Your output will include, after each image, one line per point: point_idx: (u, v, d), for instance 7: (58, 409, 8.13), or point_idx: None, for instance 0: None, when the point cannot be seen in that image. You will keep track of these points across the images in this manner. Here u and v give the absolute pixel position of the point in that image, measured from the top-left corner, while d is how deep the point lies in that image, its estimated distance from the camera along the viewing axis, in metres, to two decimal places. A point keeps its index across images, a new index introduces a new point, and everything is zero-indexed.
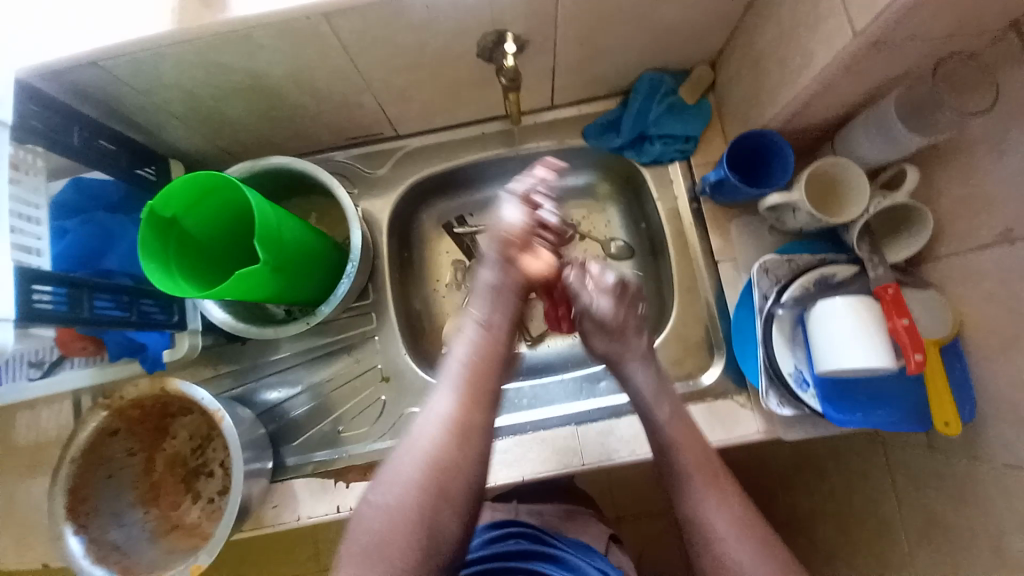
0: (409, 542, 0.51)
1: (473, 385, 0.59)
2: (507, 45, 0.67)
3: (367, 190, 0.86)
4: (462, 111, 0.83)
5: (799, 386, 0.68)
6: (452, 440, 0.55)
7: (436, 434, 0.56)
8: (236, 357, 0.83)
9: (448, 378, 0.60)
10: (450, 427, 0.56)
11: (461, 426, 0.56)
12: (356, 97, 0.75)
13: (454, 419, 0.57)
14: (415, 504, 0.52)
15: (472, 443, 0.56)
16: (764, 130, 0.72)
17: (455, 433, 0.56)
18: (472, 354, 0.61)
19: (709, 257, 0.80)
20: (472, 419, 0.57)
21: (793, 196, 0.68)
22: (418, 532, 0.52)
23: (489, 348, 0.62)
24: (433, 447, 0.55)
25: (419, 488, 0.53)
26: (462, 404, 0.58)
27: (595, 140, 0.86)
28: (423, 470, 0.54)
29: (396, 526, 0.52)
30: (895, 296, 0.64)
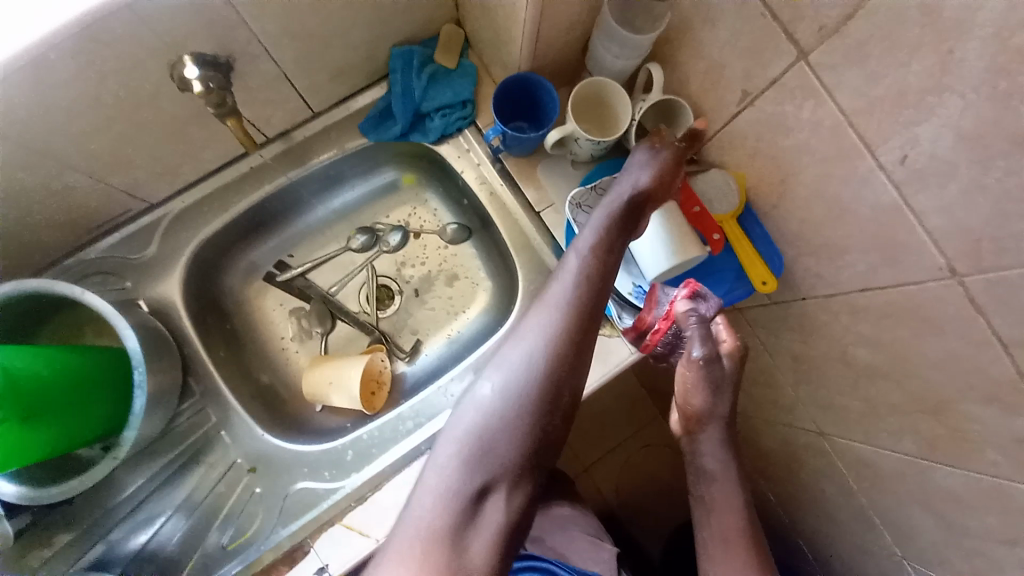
0: (484, 481, 0.48)
1: (573, 339, 0.54)
2: (185, 72, 0.59)
3: (144, 277, 0.74)
4: (215, 151, 0.74)
5: (642, 300, 0.70)
6: (500, 437, 0.49)
7: (478, 436, 0.49)
8: (73, 519, 0.69)
9: (512, 348, 0.54)
10: (546, 362, 0.52)
11: (561, 362, 0.52)
12: (66, 180, 0.63)
13: (552, 351, 0.53)
14: (487, 462, 0.49)
15: (531, 423, 0.50)
16: (519, 74, 0.71)
17: (537, 400, 0.51)
18: (569, 333, 0.54)
19: (530, 210, 0.79)
20: (528, 408, 0.50)
21: (567, 128, 0.68)
22: (498, 474, 0.49)
23: (587, 331, 0.55)
24: (524, 382, 0.51)
25: (503, 441, 0.49)
26: (551, 369, 0.52)
27: (375, 134, 0.80)
28: (502, 422, 0.50)
29: (466, 473, 0.48)
30: (685, 187, 0.68)
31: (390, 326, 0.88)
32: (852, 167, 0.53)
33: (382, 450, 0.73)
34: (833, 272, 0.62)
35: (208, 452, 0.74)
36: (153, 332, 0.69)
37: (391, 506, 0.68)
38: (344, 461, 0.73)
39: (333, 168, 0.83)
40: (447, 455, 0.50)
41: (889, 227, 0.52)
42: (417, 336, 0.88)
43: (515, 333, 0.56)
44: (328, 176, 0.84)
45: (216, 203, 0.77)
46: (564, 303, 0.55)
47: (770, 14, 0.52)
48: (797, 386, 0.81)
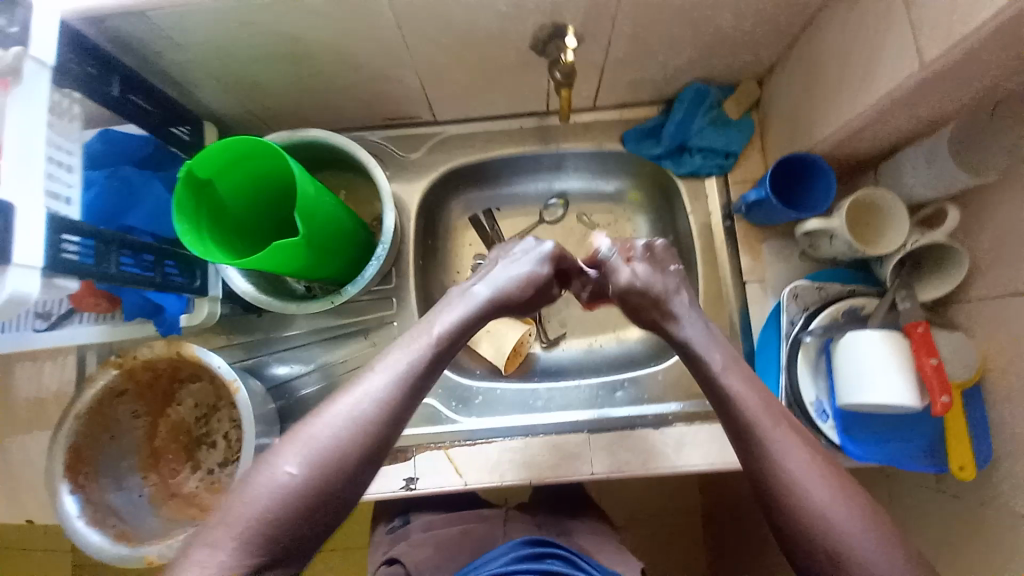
0: (334, 477, 0.46)
1: (407, 387, 0.50)
2: (567, 40, 0.64)
3: (398, 172, 0.85)
4: (502, 101, 0.82)
5: (819, 416, 0.68)
6: (381, 420, 0.48)
7: (377, 405, 0.49)
8: (250, 329, 0.81)
9: (409, 345, 0.53)
10: (400, 378, 0.50)
11: (395, 403, 0.49)
12: (397, 77, 0.73)
13: (410, 370, 0.51)
14: (352, 445, 0.47)
15: (405, 418, 0.50)
16: (810, 154, 0.71)
17: (419, 386, 0.51)
18: (410, 371, 0.51)
19: (737, 276, 0.80)
20: (389, 416, 0.49)
21: (832, 223, 0.68)
22: (341, 470, 0.46)
23: (425, 370, 0.52)
24: (382, 391, 0.49)
25: (359, 435, 0.47)
26: (396, 404, 0.49)
27: (633, 145, 0.85)
28: (371, 412, 0.48)
29: (326, 460, 0.45)
30: (925, 334, 0.63)
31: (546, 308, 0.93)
32: None
33: (506, 411, 0.81)
34: None
35: (371, 332, 0.83)
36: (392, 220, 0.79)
37: (494, 463, 0.74)
38: (473, 402, 0.80)
39: (573, 156, 0.89)
40: (300, 439, 0.46)
41: None
42: (563, 330, 0.91)
43: (372, 368, 0.51)
44: (567, 160, 0.90)
45: (475, 140, 0.87)
46: (485, 299, 0.58)
47: None
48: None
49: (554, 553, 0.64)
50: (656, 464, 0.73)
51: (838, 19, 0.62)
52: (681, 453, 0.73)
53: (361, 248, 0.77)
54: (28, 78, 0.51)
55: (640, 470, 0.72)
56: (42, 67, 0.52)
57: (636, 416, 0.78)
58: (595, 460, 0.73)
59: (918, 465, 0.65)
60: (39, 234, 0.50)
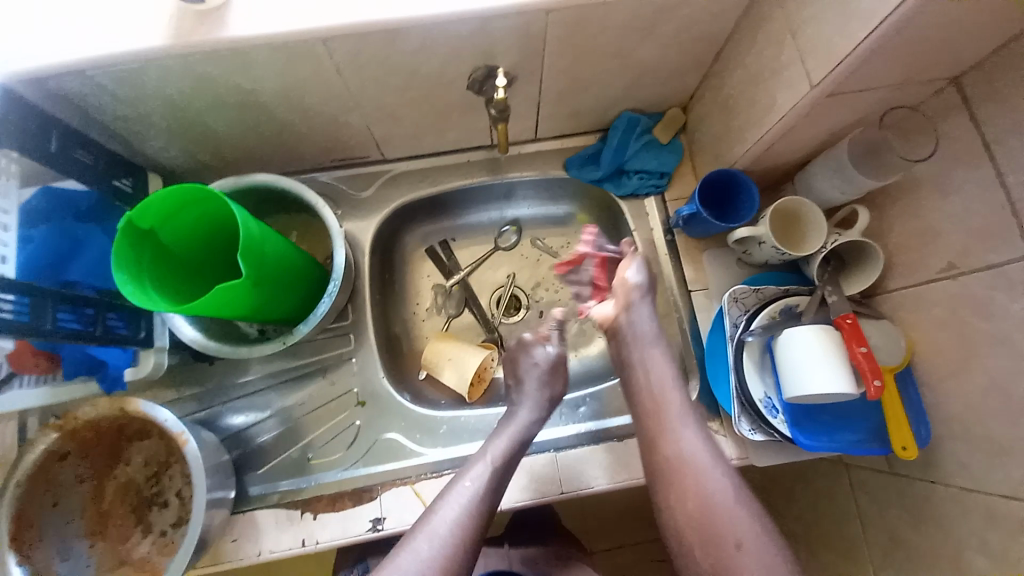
0: None
1: (477, 516, 0.55)
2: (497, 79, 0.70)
3: (351, 210, 0.87)
4: (450, 137, 0.86)
5: (769, 412, 0.71)
6: (453, 547, 0.52)
7: (450, 536, 0.52)
8: (201, 379, 0.79)
9: (470, 474, 0.58)
10: (472, 506, 0.55)
11: (472, 525, 0.54)
12: (345, 119, 0.76)
13: (479, 498, 0.56)
14: None
15: (474, 543, 0.53)
16: (730, 169, 0.77)
17: (485, 511, 0.56)
18: (474, 497, 0.56)
19: (683, 286, 0.84)
20: (464, 548, 0.52)
21: (759, 230, 0.73)
22: None
23: (493, 495, 0.57)
24: (453, 523, 0.53)
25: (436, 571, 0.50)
26: (467, 535, 0.53)
27: (576, 171, 0.90)
28: (444, 548, 0.51)
29: None
30: (854, 325, 0.68)
31: (506, 331, 0.94)
32: None
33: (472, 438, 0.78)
34: (984, 471, 0.61)
35: (330, 370, 0.82)
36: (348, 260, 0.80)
37: None
38: (437, 432, 0.78)
39: (521, 184, 0.93)
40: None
41: None
42: None
43: (438, 500, 0.56)
44: (516, 190, 0.95)
45: (426, 175, 0.90)
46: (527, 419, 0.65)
47: (1014, 210, 0.55)
48: (873, 567, 0.77)
49: None
50: (623, 476, 0.74)
51: (742, 49, 0.69)
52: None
53: (314, 286, 0.77)
54: None
55: (609, 483, 0.73)
56: None
57: (599, 430, 0.79)
58: (565, 479, 0.74)
59: (864, 449, 0.68)
60: None
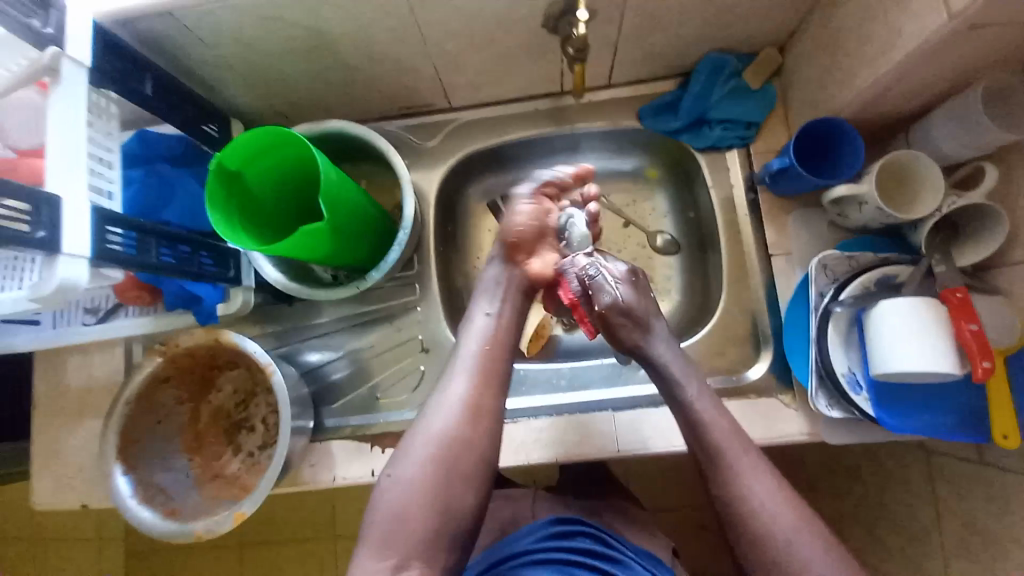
0: (428, 509, 0.53)
1: (470, 415, 0.58)
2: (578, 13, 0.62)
3: (416, 160, 0.86)
4: (516, 83, 0.82)
5: (852, 387, 0.66)
6: (460, 432, 0.57)
7: (441, 438, 0.57)
8: (281, 318, 0.84)
9: (455, 381, 0.61)
10: (461, 411, 0.59)
11: (471, 411, 0.59)
12: (413, 64, 0.74)
13: (465, 405, 0.59)
14: (432, 478, 0.55)
15: (483, 427, 0.58)
16: (833, 117, 0.68)
17: (476, 406, 0.59)
18: (460, 404, 0.59)
19: (762, 249, 0.78)
20: (461, 441, 0.57)
21: (860, 189, 0.66)
22: (435, 501, 0.54)
23: (480, 392, 0.60)
24: (444, 430, 0.57)
25: (436, 464, 0.55)
26: (461, 432, 0.57)
27: (650, 121, 0.84)
28: (440, 450, 0.56)
29: (416, 497, 0.54)
30: (964, 300, 0.61)
31: None
32: None
33: (530, 390, 0.82)
34: None
35: (396, 317, 0.84)
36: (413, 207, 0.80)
37: (520, 444, 0.75)
38: None
39: (590, 135, 0.89)
40: (392, 477, 0.56)
41: None
42: None
43: (427, 411, 0.60)
44: (584, 141, 0.90)
45: (491, 125, 0.88)
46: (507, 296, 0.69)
47: None
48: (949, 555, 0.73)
49: (584, 531, 0.70)
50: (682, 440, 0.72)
51: None
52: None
53: (382, 236, 0.78)
54: (67, 78, 0.54)
55: (669, 446, 0.72)
56: (78, 67, 0.56)
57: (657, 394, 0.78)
58: (621, 438, 0.73)
59: (957, 435, 0.62)
60: (85, 228, 0.53)
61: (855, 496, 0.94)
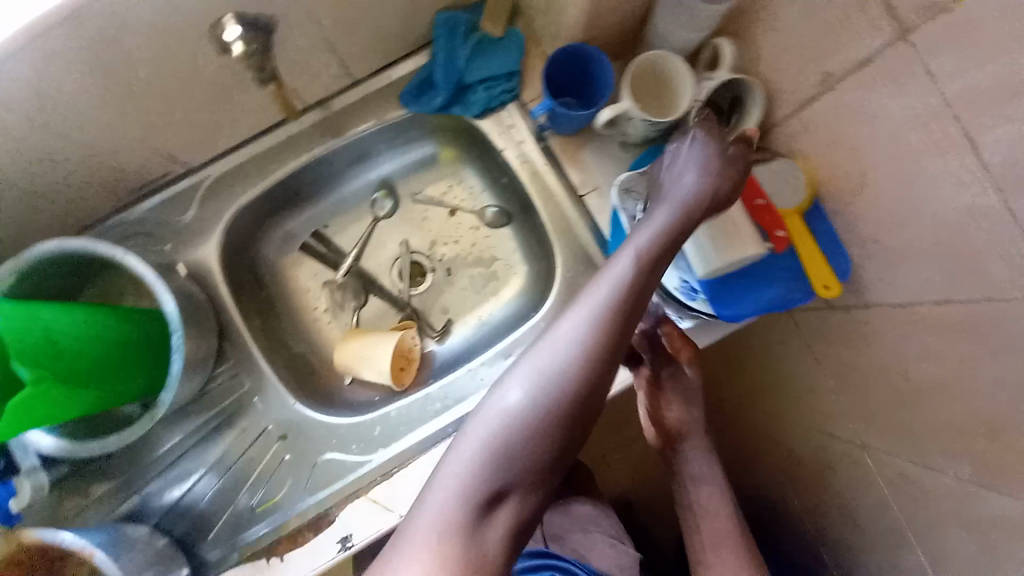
0: (534, 447, 0.44)
1: (615, 323, 0.48)
2: (227, 36, 0.56)
3: (180, 242, 0.73)
4: (254, 117, 0.72)
5: (688, 296, 0.65)
6: (556, 403, 0.45)
7: (579, 351, 0.47)
8: (111, 472, 0.72)
9: (599, 285, 0.50)
10: (597, 329, 0.48)
11: (613, 333, 0.48)
12: (107, 142, 0.63)
13: (604, 321, 0.48)
14: (550, 411, 0.45)
15: (616, 358, 0.48)
16: (572, 44, 0.65)
17: (620, 326, 0.49)
18: (609, 312, 0.48)
19: (574, 193, 0.75)
20: (588, 376, 0.46)
21: (622, 106, 0.63)
22: (541, 441, 0.45)
23: (630, 306, 0.49)
24: (581, 344, 0.47)
25: (558, 393, 0.45)
26: (595, 356, 0.47)
27: (415, 106, 0.76)
28: (568, 368, 0.46)
29: (527, 435, 0.44)
30: (746, 177, 0.61)
31: (420, 303, 0.87)
32: (948, 170, 0.47)
33: (410, 428, 0.73)
34: (907, 283, 0.57)
35: (240, 417, 0.75)
36: (189, 296, 0.69)
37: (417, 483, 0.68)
38: (372, 436, 0.73)
39: (366, 140, 0.81)
40: (522, 376, 0.46)
41: (984, 239, 0.47)
42: (448, 315, 0.87)
43: (564, 317, 0.49)
44: (364, 148, 0.82)
45: (253, 170, 0.77)
46: (643, 246, 0.53)
47: None
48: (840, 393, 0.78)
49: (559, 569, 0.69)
50: None
51: None
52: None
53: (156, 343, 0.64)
54: None
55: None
56: None
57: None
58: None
59: (789, 300, 0.64)
60: None
61: (758, 371, 0.99)
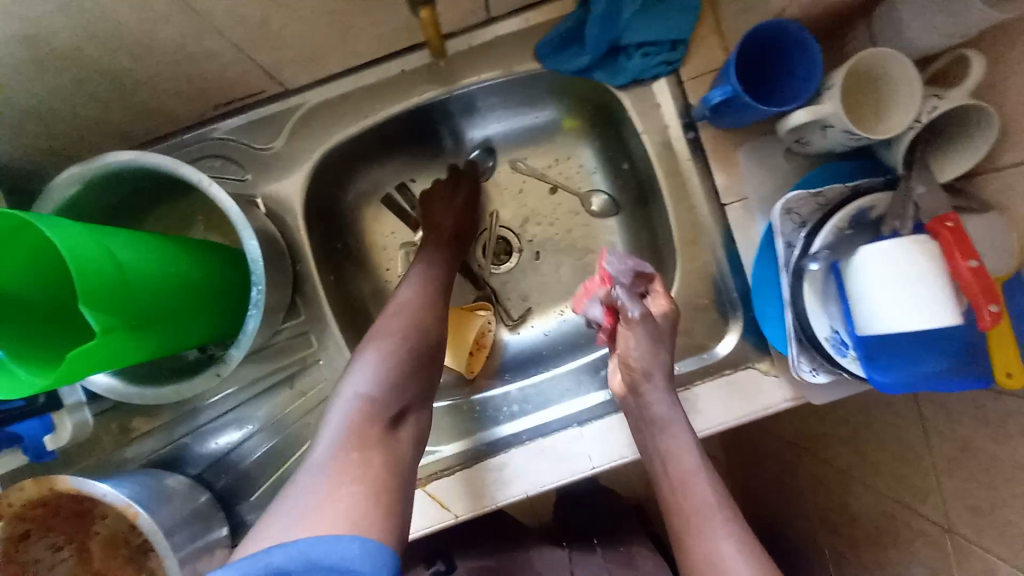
0: (400, 389, 0.54)
1: (426, 320, 0.60)
2: None
3: (265, 172, 0.65)
4: (364, 43, 0.61)
5: (839, 351, 0.57)
6: (398, 368, 0.55)
7: (401, 334, 0.57)
8: (159, 407, 0.67)
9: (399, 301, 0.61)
10: (406, 323, 0.58)
11: (421, 330, 0.58)
12: (200, 47, 0.52)
13: (403, 326, 0.58)
14: (399, 371, 0.54)
15: (431, 344, 0.59)
16: (778, 19, 0.52)
17: (425, 329, 0.59)
18: (408, 317, 0.59)
19: (714, 199, 0.64)
20: (411, 356, 0.56)
21: (823, 111, 0.51)
22: (406, 388, 0.54)
23: (424, 311, 0.61)
24: (393, 334, 0.57)
25: (401, 354, 0.55)
26: (414, 338, 0.57)
27: (552, 61, 0.65)
28: (398, 344, 0.56)
29: (392, 384, 0.53)
30: (957, 229, 0.50)
31: (501, 284, 0.79)
32: None
33: (481, 426, 0.68)
34: None
35: (300, 376, 0.69)
36: (270, 239, 0.61)
37: (480, 485, 0.62)
38: (439, 425, 0.69)
39: (482, 91, 0.69)
40: (365, 362, 0.55)
41: None
42: (528, 304, 0.78)
43: (376, 323, 0.59)
44: (477, 100, 0.71)
45: (350, 104, 0.66)
46: (443, 256, 0.69)
47: None
48: None
49: None
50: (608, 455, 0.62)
51: None
52: (612, 443, 0.62)
53: (235, 291, 0.59)
54: None
55: (609, 463, 0.61)
56: None
57: (586, 409, 0.65)
58: (538, 478, 0.62)
59: (955, 380, 0.53)
60: None
61: None
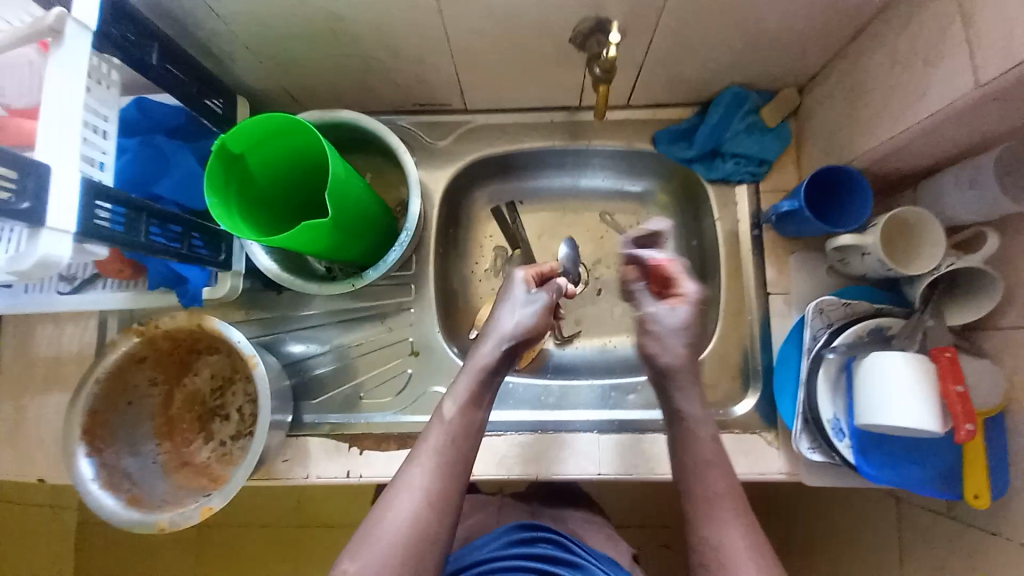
0: (414, 555, 0.50)
1: (455, 472, 0.55)
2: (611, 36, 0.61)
3: (427, 159, 0.84)
4: (534, 93, 0.81)
5: (835, 434, 0.67)
6: (415, 532, 0.51)
7: (422, 497, 0.53)
8: (268, 306, 0.82)
9: (431, 436, 0.57)
10: (433, 479, 0.54)
11: (446, 487, 0.54)
12: (433, 62, 0.73)
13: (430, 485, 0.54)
14: (413, 537, 0.51)
15: (452, 503, 0.54)
16: (844, 165, 0.69)
17: (450, 481, 0.55)
18: (435, 471, 0.54)
19: (762, 287, 0.79)
20: (428, 517, 0.52)
21: (865, 239, 0.67)
22: (421, 551, 0.51)
23: (457, 460, 0.56)
24: (420, 489, 0.53)
25: (423, 512, 0.52)
26: (439, 496, 0.53)
27: (665, 147, 0.84)
28: (418, 504, 0.53)
29: (404, 551, 0.50)
30: (952, 360, 0.62)
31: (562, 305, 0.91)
32: None
33: (517, 405, 0.79)
34: None
35: (389, 316, 0.83)
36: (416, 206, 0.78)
37: (502, 458, 0.74)
38: None
39: (601, 153, 0.88)
40: (380, 521, 0.52)
41: None
42: (579, 328, 0.89)
43: (408, 463, 0.56)
44: (594, 160, 0.89)
45: (505, 131, 0.86)
46: (480, 381, 0.60)
47: None
48: None
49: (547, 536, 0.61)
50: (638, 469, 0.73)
51: (896, 24, 0.60)
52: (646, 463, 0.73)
53: (383, 235, 0.77)
54: (68, 44, 0.50)
55: (623, 473, 0.73)
56: (84, 30, 0.51)
57: (608, 422, 0.77)
58: (563, 467, 0.74)
59: (931, 489, 0.63)
60: (72, 200, 0.50)
61: None
